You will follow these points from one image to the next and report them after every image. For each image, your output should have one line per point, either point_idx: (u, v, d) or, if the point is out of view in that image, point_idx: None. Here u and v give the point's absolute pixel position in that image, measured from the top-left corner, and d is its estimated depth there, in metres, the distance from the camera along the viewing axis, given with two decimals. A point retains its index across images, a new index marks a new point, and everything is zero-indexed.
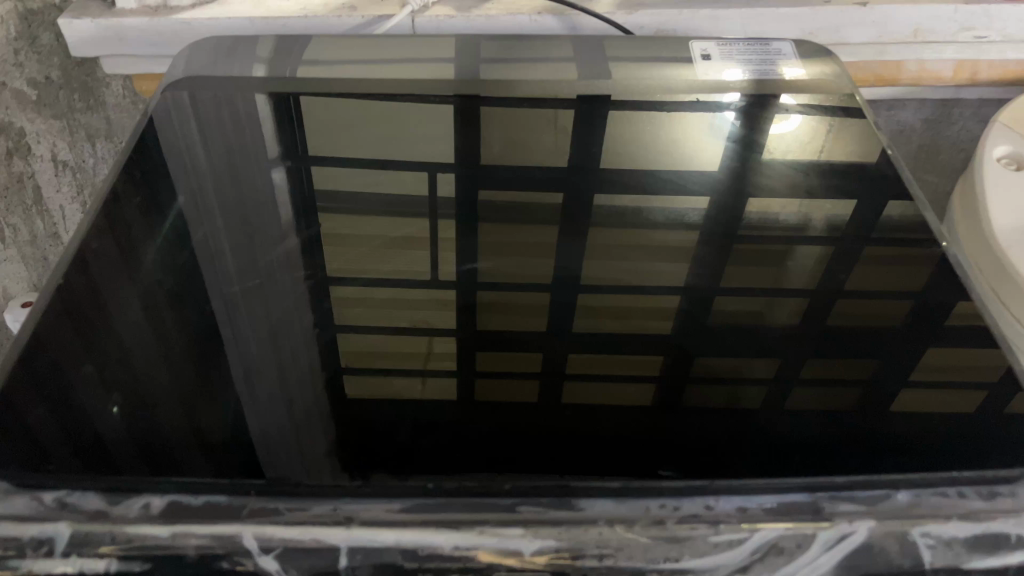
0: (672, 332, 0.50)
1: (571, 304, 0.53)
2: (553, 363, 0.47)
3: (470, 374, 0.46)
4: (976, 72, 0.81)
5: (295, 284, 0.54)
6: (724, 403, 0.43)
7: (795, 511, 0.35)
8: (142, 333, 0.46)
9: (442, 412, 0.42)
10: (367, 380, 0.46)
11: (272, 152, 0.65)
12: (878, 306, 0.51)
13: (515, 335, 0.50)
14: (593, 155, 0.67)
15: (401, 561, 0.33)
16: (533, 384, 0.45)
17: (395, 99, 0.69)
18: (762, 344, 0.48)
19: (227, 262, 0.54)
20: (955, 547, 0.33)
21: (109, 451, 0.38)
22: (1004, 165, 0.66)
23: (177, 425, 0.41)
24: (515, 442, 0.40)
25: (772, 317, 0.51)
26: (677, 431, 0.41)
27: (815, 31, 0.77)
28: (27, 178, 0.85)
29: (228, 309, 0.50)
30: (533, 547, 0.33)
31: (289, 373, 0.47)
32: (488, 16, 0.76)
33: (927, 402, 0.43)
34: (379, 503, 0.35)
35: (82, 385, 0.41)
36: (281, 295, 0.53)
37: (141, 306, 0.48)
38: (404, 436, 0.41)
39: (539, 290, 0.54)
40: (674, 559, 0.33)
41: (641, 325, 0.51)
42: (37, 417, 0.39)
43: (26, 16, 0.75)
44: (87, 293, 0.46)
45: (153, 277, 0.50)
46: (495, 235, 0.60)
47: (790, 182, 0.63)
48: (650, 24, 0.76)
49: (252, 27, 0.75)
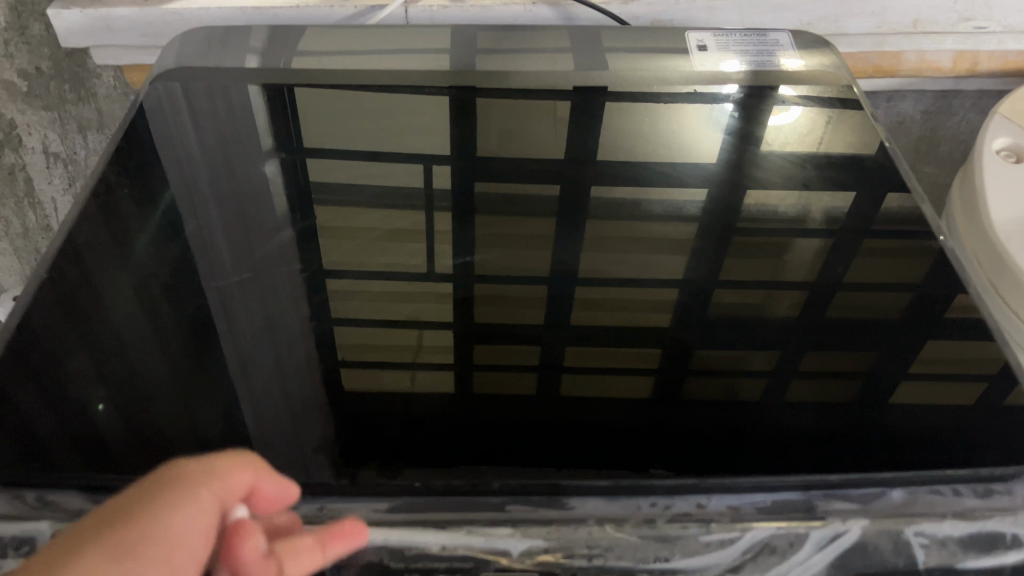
0: (671, 323, 0.49)
1: (568, 296, 0.52)
2: (551, 355, 0.47)
3: (465, 364, 0.45)
4: (975, 62, 0.80)
5: (291, 275, 0.53)
6: (726, 394, 0.42)
7: (788, 509, 0.35)
8: (136, 323, 0.45)
9: (437, 403, 0.42)
10: (360, 371, 0.45)
11: (266, 142, 0.63)
12: (877, 298, 0.51)
13: (509, 326, 0.49)
14: (590, 146, 0.66)
15: (387, 561, 0.33)
16: (530, 374, 0.44)
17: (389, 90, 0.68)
18: (762, 335, 0.48)
19: (222, 252, 0.53)
20: (949, 546, 0.33)
21: (101, 444, 0.38)
22: (1004, 157, 0.65)
23: (171, 415, 0.40)
24: (512, 433, 0.39)
25: (771, 309, 0.50)
26: (679, 420, 0.40)
27: (814, 21, 0.76)
28: (18, 170, 0.85)
29: (222, 298, 0.49)
30: (522, 547, 0.33)
31: (285, 361, 0.45)
32: (482, 6, 0.75)
33: (926, 395, 0.42)
34: (367, 503, 0.35)
35: (74, 377, 0.41)
36: (277, 285, 0.52)
37: (135, 297, 0.47)
38: (398, 427, 0.40)
39: (536, 282, 0.54)
40: (664, 559, 0.33)
41: (639, 317, 0.50)
42: (30, 410, 0.38)
43: (15, 7, 0.74)
44: (78, 286, 0.46)
45: (147, 268, 0.50)
46: (491, 227, 0.59)
47: (789, 173, 0.63)
48: (646, 15, 0.76)
49: (243, 17, 0.74)
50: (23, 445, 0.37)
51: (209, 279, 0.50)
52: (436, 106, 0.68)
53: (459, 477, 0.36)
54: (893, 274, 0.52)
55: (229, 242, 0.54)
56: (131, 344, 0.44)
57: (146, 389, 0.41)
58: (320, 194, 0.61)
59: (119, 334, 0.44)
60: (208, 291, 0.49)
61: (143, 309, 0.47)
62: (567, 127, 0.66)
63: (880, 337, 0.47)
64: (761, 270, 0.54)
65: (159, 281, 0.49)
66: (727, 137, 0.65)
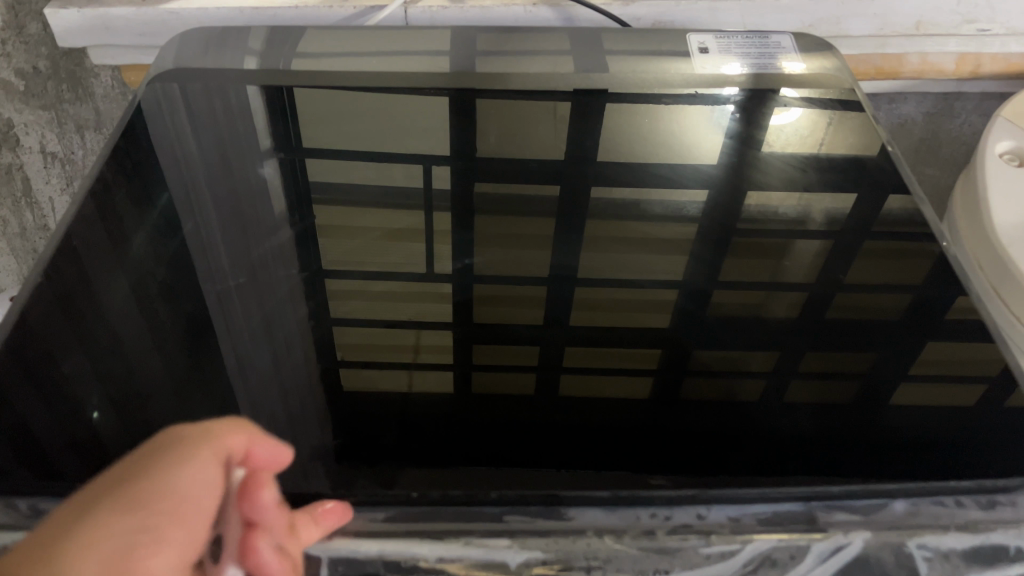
0: (669, 325, 0.49)
1: (567, 297, 0.52)
2: (548, 356, 0.46)
3: (463, 365, 0.45)
4: (978, 64, 0.79)
5: (289, 275, 0.53)
6: (722, 394, 0.42)
7: (790, 520, 0.34)
8: (134, 322, 0.45)
9: (432, 404, 0.41)
10: (356, 374, 0.44)
11: (265, 143, 0.63)
12: (876, 299, 0.50)
13: (507, 327, 0.49)
14: (588, 147, 0.65)
15: (382, 572, 0.32)
16: (527, 375, 0.44)
17: (387, 91, 0.67)
18: (761, 336, 0.47)
19: (220, 252, 0.52)
20: (953, 559, 0.33)
21: (100, 445, 0.37)
22: (1007, 160, 0.65)
23: (169, 416, 0.40)
24: (505, 435, 0.39)
25: (771, 309, 0.50)
26: (673, 421, 0.40)
27: (815, 23, 0.75)
28: (15, 170, 0.84)
29: (221, 299, 0.49)
30: (520, 559, 0.32)
31: (284, 362, 0.45)
32: (482, 7, 0.74)
33: (929, 399, 0.42)
34: (363, 513, 0.34)
35: (73, 376, 0.41)
36: (276, 286, 0.51)
37: (133, 297, 0.47)
38: (392, 429, 0.39)
39: (536, 283, 0.53)
40: (665, 571, 0.32)
41: (639, 318, 0.50)
42: (28, 406, 0.38)
43: (12, 5, 0.73)
44: (76, 282, 0.46)
45: (145, 267, 0.49)
46: (491, 227, 0.59)
47: (790, 176, 0.62)
48: (647, 16, 0.75)
49: (241, 17, 0.74)
50: (17, 447, 0.36)
51: (207, 280, 0.50)
52: (435, 106, 0.67)
53: (456, 485, 0.36)
54: (894, 276, 0.52)
55: (227, 243, 0.53)
56: (128, 347, 0.44)
57: (145, 390, 0.41)
58: (317, 195, 0.61)
59: (116, 335, 0.44)
60: (206, 293, 0.49)
61: (139, 310, 0.46)
62: (566, 128, 0.66)
63: (882, 339, 0.47)
64: (762, 272, 0.54)
65: (157, 281, 0.49)
66: (729, 139, 0.65)
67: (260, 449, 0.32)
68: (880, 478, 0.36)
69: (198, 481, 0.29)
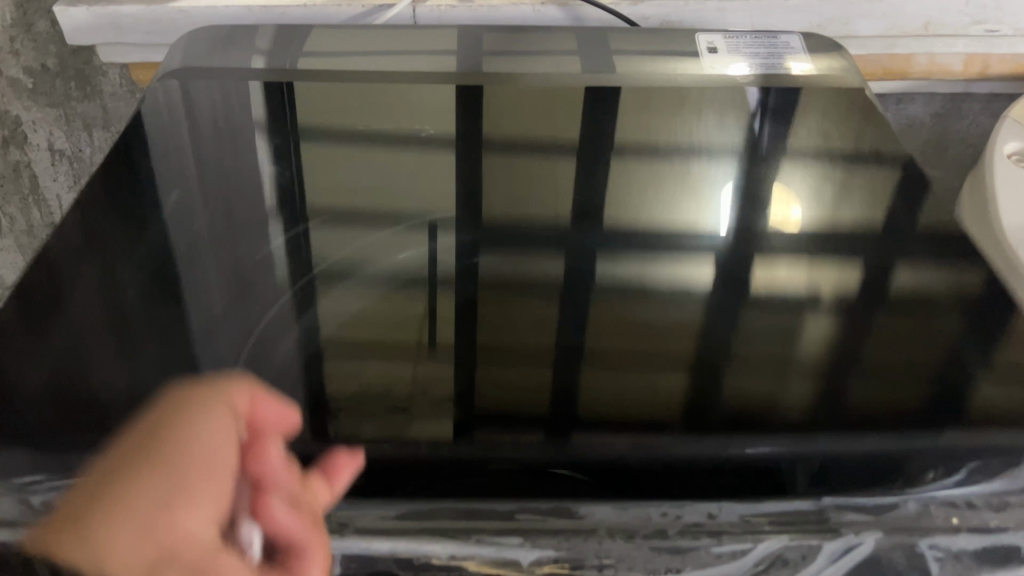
0: (671, 351, 0.49)
1: (570, 324, 0.52)
2: (555, 384, 0.46)
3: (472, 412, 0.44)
4: (986, 66, 0.80)
5: (277, 295, 0.55)
6: (719, 415, 0.42)
7: (801, 520, 0.34)
8: (138, 322, 0.45)
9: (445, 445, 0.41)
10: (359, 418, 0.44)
11: (265, 149, 0.63)
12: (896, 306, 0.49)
13: (510, 366, 0.48)
14: (600, 154, 0.65)
15: (396, 569, 0.32)
16: (537, 409, 0.43)
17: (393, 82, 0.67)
18: (763, 360, 0.47)
19: (220, 262, 0.53)
20: (962, 560, 0.33)
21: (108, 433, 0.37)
22: (1016, 162, 0.65)
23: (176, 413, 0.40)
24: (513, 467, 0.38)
25: (778, 335, 0.49)
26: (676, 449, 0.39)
27: (824, 23, 0.75)
28: (24, 167, 0.84)
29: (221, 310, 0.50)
30: (532, 557, 0.33)
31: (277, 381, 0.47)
32: (490, 6, 0.74)
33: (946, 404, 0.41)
34: (373, 511, 0.34)
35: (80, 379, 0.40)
36: (265, 306, 0.53)
37: (136, 296, 0.46)
38: (403, 462, 0.39)
39: (540, 313, 0.53)
40: (676, 569, 0.33)
41: (642, 344, 0.49)
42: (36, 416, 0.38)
43: (21, 3, 0.74)
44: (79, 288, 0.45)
45: (147, 267, 0.49)
46: (498, 254, 0.58)
47: (804, 178, 0.62)
48: (655, 16, 0.75)
49: (249, 15, 0.74)
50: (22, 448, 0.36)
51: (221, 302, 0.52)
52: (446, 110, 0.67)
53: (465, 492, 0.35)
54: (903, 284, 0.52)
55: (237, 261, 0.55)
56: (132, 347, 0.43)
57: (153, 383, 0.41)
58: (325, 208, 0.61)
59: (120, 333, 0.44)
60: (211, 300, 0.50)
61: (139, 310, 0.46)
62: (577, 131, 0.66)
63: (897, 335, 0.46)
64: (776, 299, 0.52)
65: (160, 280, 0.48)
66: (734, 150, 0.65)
67: (265, 406, 0.34)
68: (890, 482, 0.36)
69: (218, 432, 0.30)
